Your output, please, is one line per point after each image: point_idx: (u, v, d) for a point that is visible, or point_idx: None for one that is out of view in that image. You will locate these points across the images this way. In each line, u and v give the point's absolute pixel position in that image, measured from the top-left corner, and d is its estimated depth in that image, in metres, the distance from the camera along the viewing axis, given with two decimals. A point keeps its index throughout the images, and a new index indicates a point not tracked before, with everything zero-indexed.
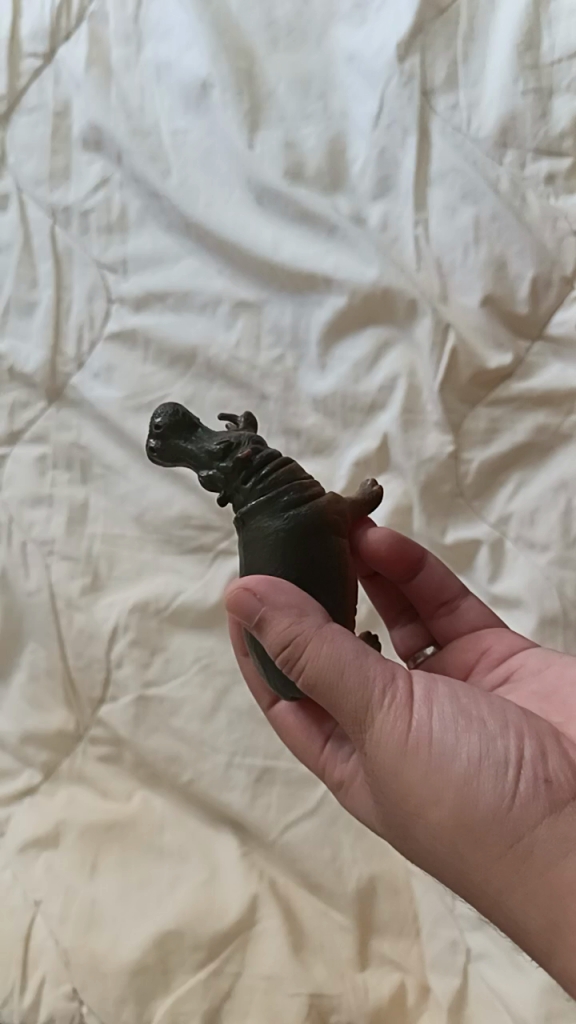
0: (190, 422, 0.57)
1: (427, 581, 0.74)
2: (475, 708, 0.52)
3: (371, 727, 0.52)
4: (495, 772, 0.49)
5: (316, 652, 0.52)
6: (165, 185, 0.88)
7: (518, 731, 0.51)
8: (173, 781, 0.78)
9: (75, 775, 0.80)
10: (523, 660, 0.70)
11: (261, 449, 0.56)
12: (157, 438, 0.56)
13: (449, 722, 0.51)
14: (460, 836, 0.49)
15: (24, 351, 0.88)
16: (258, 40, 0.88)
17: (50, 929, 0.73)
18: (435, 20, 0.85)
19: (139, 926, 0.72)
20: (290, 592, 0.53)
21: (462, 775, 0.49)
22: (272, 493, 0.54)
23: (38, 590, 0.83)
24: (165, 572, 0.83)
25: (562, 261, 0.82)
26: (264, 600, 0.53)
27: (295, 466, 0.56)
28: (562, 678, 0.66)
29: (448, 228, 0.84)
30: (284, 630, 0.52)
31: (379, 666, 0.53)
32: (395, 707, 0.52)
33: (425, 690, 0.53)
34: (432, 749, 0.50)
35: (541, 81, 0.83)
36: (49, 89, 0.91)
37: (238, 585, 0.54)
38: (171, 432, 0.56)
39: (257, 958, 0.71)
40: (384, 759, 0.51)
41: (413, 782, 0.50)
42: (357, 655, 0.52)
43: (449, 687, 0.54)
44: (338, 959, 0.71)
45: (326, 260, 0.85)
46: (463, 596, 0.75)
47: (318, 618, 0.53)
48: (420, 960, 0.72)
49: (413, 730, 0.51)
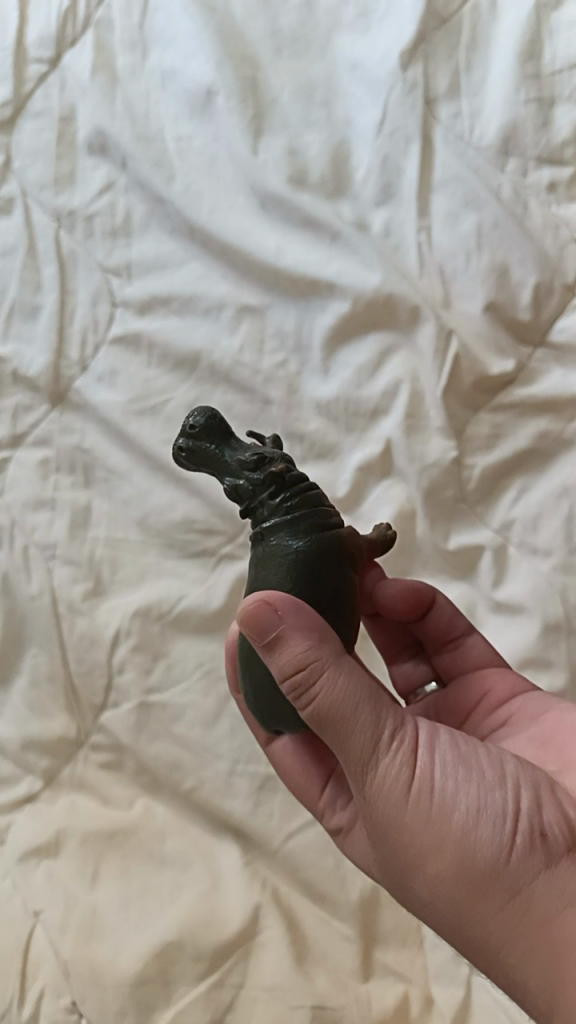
0: (225, 429, 0.55)
1: (433, 619, 0.73)
2: (474, 756, 0.51)
3: (372, 772, 0.50)
4: (494, 823, 0.47)
5: (333, 681, 0.50)
6: (169, 191, 0.88)
7: (515, 782, 0.50)
8: (176, 787, 0.77)
9: (77, 782, 0.78)
10: (521, 703, 0.68)
11: (292, 467, 0.53)
12: (190, 439, 0.54)
13: (451, 769, 0.50)
14: (459, 889, 0.47)
15: (26, 355, 0.87)
16: (262, 48, 0.89)
17: (49, 939, 0.71)
18: (438, 30, 0.86)
19: (140, 935, 0.71)
20: (310, 614, 0.50)
21: (461, 825, 0.48)
22: (298, 513, 0.52)
23: (40, 594, 0.82)
24: (168, 577, 0.83)
25: (563, 269, 0.83)
26: (284, 618, 0.50)
27: (323, 493, 0.54)
28: (558, 727, 0.64)
29: (450, 235, 0.84)
30: (302, 653, 0.49)
31: (386, 708, 0.51)
32: (398, 751, 0.50)
33: (427, 736, 0.52)
34: (433, 797, 0.49)
35: (542, 91, 0.85)
36: (55, 94, 0.92)
37: (258, 597, 0.50)
38: (204, 434, 0.54)
39: (259, 968, 0.70)
40: (384, 806, 0.50)
41: (414, 831, 0.49)
42: (367, 692, 0.50)
43: (450, 733, 0.52)
44: (341, 968, 0.70)
45: (329, 266, 0.85)
46: (469, 632, 0.73)
47: (335, 648, 0.50)
48: (424, 971, 0.71)
49: (415, 776, 0.49)
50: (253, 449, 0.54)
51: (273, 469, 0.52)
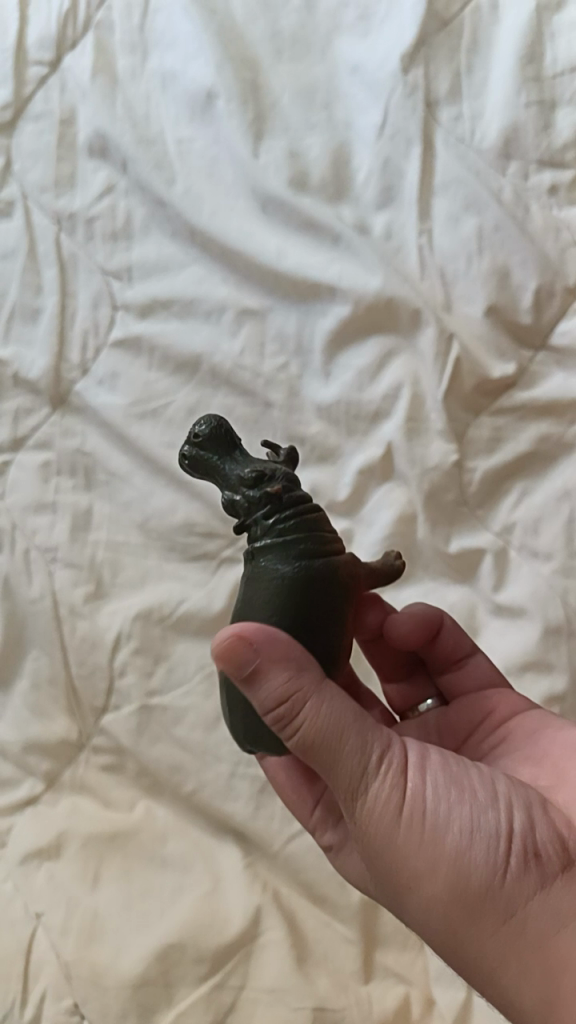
0: (232, 441, 0.54)
1: (440, 643, 0.73)
2: (466, 777, 0.51)
3: (364, 796, 0.50)
4: (487, 844, 0.48)
5: (314, 713, 0.49)
6: (170, 193, 0.88)
7: (508, 802, 0.51)
8: (176, 790, 0.77)
9: (78, 784, 0.78)
10: (518, 723, 0.67)
11: (291, 489, 0.52)
12: (196, 446, 0.53)
13: (442, 791, 0.50)
14: (453, 911, 0.48)
15: (28, 357, 0.87)
16: (263, 50, 0.89)
17: (51, 941, 0.71)
18: (438, 33, 0.86)
19: (141, 937, 0.71)
20: (288, 644, 0.49)
21: (455, 848, 0.48)
22: (290, 538, 0.51)
23: (42, 597, 0.82)
24: (169, 579, 0.83)
25: (564, 272, 0.83)
26: (260, 651, 0.49)
27: (320, 516, 0.53)
28: (552, 745, 0.63)
29: (451, 237, 0.84)
30: (281, 686, 0.49)
31: (374, 732, 0.51)
32: (389, 774, 0.50)
33: (417, 757, 0.52)
34: (426, 818, 0.49)
35: (543, 93, 0.85)
36: (55, 96, 0.91)
37: (231, 632, 0.49)
38: (208, 445, 0.53)
39: (260, 969, 0.70)
40: (375, 830, 0.50)
41: (407, 854, 0.49)
42: (354, 718, 0.50)
43: (440, 754, 0.53)
44: (341, 970, 0.70)
45: (330, 268, 0.85)
46: (474, 653, 0.73)
47: (316, 677, 0.49)
48: (425, 974, 0.71)
49: (406, 800, 0.50)
50: (254, 466, 0.53)
51: (269, 490, 0.52)
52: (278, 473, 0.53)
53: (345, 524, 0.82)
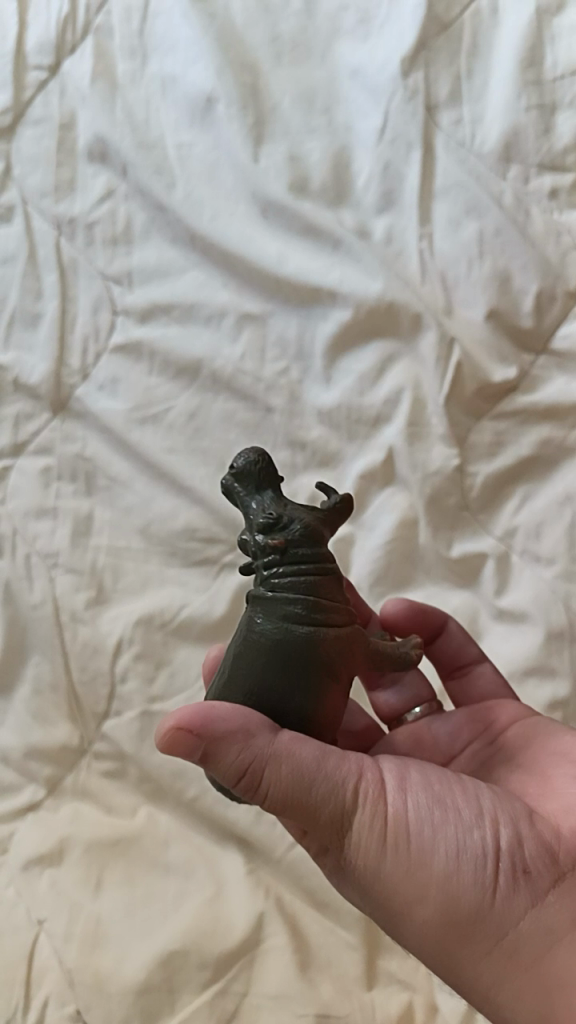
0: (270, 481, 0.53)
1: (444, 644, 0.75)
2: (448, 796, 0.52)
3: (348, 829, 0.51)
4: (475, 865, 0.50)
5: (273, 776, 0.49)
6: (170, 198, 0.88)
7: (492, 818, 0.52)
8: (179, 796, 0.77)
9: (80, 791, 0.78)
10: (514, 731, 0.67)
11: (296, 551, 0.51)
12: (233, 478, 0.53)
13: (425, 812, 0.51)
14: (446, 934, 0.49)
15: (28, 362, 0.87)
16: (263, 54, 0.89)
17: (54, 947, 0.71)
18: (438, 36, 0.86)
19: (145, 943, 0.70)
20: (231, 715, 0.49)
21: (443, 871, 0.49)
22: (279, 597, 0.50)
23: (43, 602, 0.82)
24: (170, 584, 0.83)
25: (565, 276, 0.83)
26: (203, 735, 0.49)
27: (320, 585, 0.51)
28: (542, 752, 0.63)
29: (452, 241, 0.84)
30: (236, 759, 0.49)
31: (348, 765, 0.52)
32: (370, 802, 0.51)
33: (397, 778, 0.53)
34: (411, 845, 0.50)
35: (543, 97, 0.84)
36: (54, 101, 0.91)
37: (172, 723, 0.50)
38: (242, 479, 0.53)
39: (264, 975, 0.69)
40: (362, 860, 0.51)
41: (395, 881, 0.50)
42: (317, 760, 0.50)
43: (420, 772, 0.54)
44: (344, 976, 0.70)
45: (331, 273, 0.85)
46: (479, 662, 0.74)
47: (267, 737, 0.49)
48: (428, 979, 0.70)
49: (390, 827, 0.51)
50: (272, 515, 0.51)
51: (269, 544, 0.50)
52: (292, 528, 0.51)
53: (346, 529, 0.82)
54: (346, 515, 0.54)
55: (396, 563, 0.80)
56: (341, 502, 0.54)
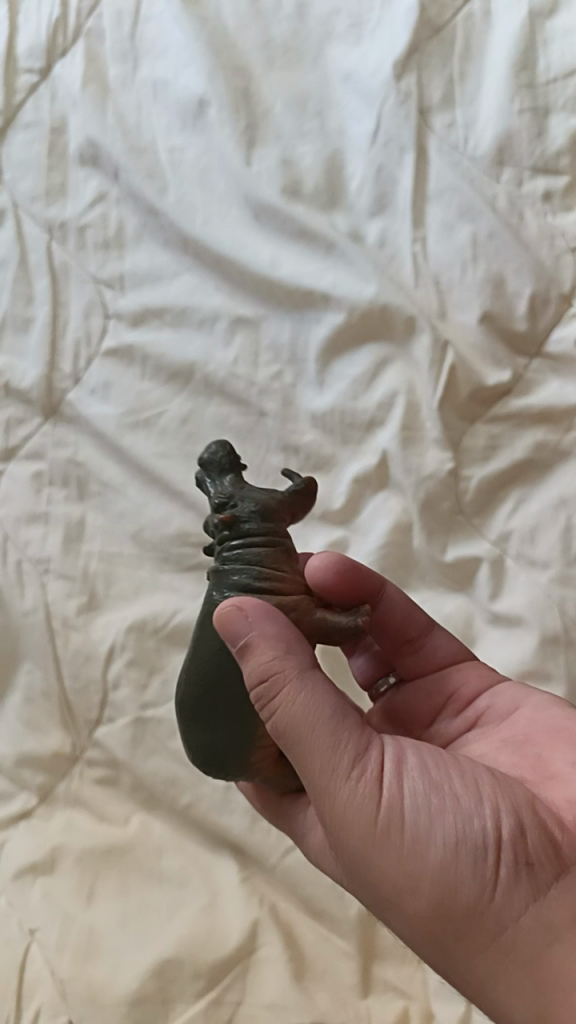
0: (233, 470, 0.57)
1: (387, 615, 0.69)
2: (447, 782, 0.50)
3: (339, 803, 0.50)
4: (473, 857, 0.47)
5: (292, 698, 0.51)
6: (162, 201, 0.88)
7: (493, 805, 0.50)
8: (172, 805, 0.76)
9: (72, 798, 0.77)
10: (492, 697, 0.67)
11: (244, 526, 0.54)
12: (202, 470, 0.58)
13: (421, 799, 0.49)
14: (440, 928, 0.47)
15: (20, 368, 0.87)
16: (255, 59, 0.88)
17: (45, 959, 0.70)
18: (431, 39, 0.86)
19: (138, 953, 0.69)
20: (279, 626, 0.51)
21: (439, 862, 0.47)
22: (228, 570, 0.54)
23: (34, 609, 0.81)
24: (163, 591, 0.82)
25: (560, 278, 0.82)
26: (255, 623, 0.51)
27: (265, 558, 0.54)
28: (534, 730, 0.62)
29: (446, 246, 0.84)
30: (269, 666, 0.51)
31: (354, 736, 0.52)
32: (365, 780, 0.50)
33: (393, 762, 0.51)
34: (405, 832, 0.48)
35: (537, 99, 0.84)
36: (45, 105, 0.92)
37: (230, 603, 0.52)
38: (210, 470, 0.57)
39: (259, 986, 0.68)
40: (353, 840, 0.49)
41: (388, 870, 0.48)
42: (332, 711, 0.52)
43: (418, 757, 0.52)
44: (340, 986, 0.69)
45: (324, 277, 0.84)
46: (429, 629, 0.70)
47: (305, 661, 0.52)
48: (424, 986, 0.69)
49: (383, 811, 0.49)
50: (223, 498, 0.55)
51: (217, 520, 0.54)
52: (242, 505, 0.54)
53: (341, 533, 0.82)
54: (307, 499, 0.57)
55: (391, 569, 0.80)
56: (301, 485, 0.56)
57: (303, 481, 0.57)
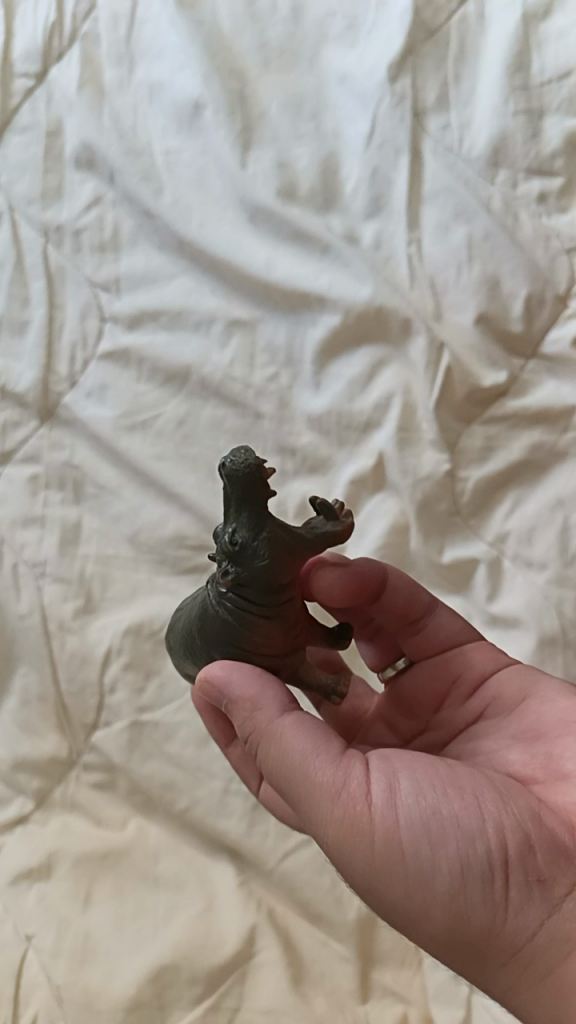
0: (257, 503, 0.50)
1: (390, 600, 0.69)
2: (445, 802, 0.49)
3: (336, 839, 0.50)
4: (482, 881, 0.47)
5: (267, 749, 0.53)
6: (158, 204, 0.88)
7: (497, 822, 0.49)
8: (168, 808, 0.76)
9: (68, 803, 0.76)
10: (499, 685, 0.66)
11: (246, 590, 0.52)
12: (226, 479, 0.50)
13: (419, 827, 0.48)
14: (456, 949, 0.48)
15: (16, 370, 0.87)
16: (250, 61, 0.88)
17: (41, 964, 0.69)
18: (426, 42, 0.86)
19: (134, 959, 0.69)
20: (246, 681, 0.54)
21: (447, 890, 0.47)
22: (221, 614, 0.54)
23: (30, 612, 0.81)
24: (160, 593, 0.82)
25: (555, 280, 0.82)
26: (222, 690, 0.55)
27: (257, 620, 0.53)
28: (539, 720, 0.61)
29: (441, 246, 0.84)
30: (242, 721, 0.55)
31: (332, 766, 0.51)
32: (357, 817, 0.49)
33: (386, 787, 0.50)
34: (407, 866, 0.48)
35: (531, 101, 0.84)
36: (41, 109, 0.92)
37: (202, 672, 0.56)
38: (234, 490, 0.50)
39: (257, 991, 0.67)
40: (356, 873, 0.49)
41: (395, 900, 0.48)
42: (304, 753, 0.52)
43: (410, 775, 0.50)
44: (339, 990, 0.68)
45: (320, 279, 0.84)
46: (431, 609, 0.70)
47: (271, 712, 0.54)
48: (423, 992, 0.69)
49: (381, 846, 0.48)
50: (235, 546, 0.51)
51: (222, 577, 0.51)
52: (251, 567, 0.51)
53: None
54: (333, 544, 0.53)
55: None
56: (329, 539, 0.52)
57: (335, 532, 0.53)
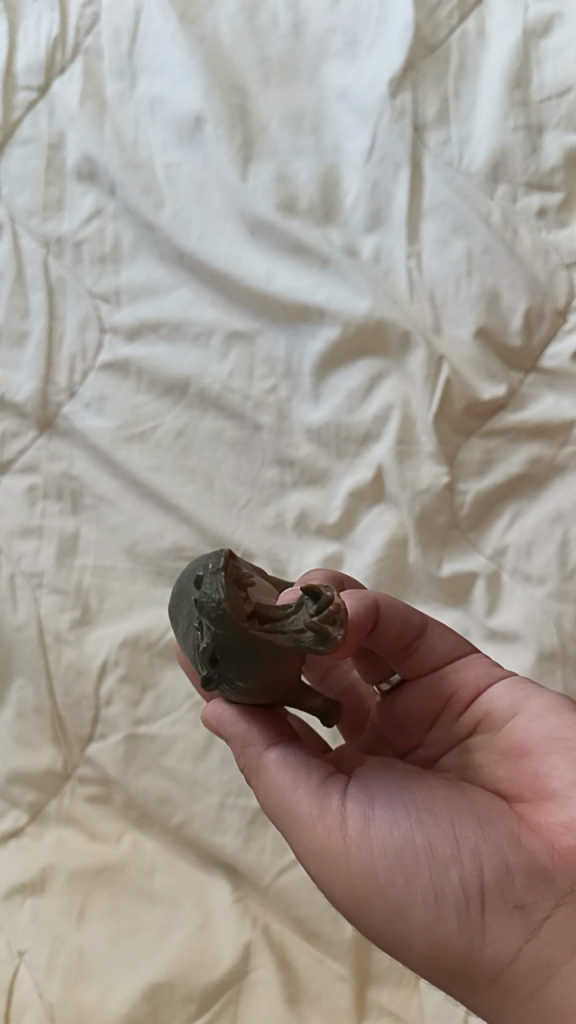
0: (234, 629, 0.49)
1: (383, 631, 0.65)
2: (420, 831, 0.50)
3: (319, 870, 0.53)
4: (456, 908, 0.49)
5: (259, 782, 0.57)
6: (158, 217, 0.89)
7: (473, 849, 0.50)
8: (164, 823, 0.74)
9: (63, 817, 0.75)
10: (491, 699, 0.62)
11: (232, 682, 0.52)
12: (203, 611, 0.49)
13: (392, 858, 0.50)
14: (439, 974, 0.50)
15: (15, 381, 0.87)
16: (250, 75, 0.90)
17: (34, 981, 0.68)
18: (425, 58, 0.87)
19: (129, 975, 0.68)
20: (237, 725, 0.58)
21: (423, 919, 0.49)
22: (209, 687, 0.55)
23: (27, 624, 0.80)
24: (156, 606, 0.81)
25: (554, 294, 0.82)
26: (222, 728, 0.59)
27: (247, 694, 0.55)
28: (529, 734, 0.58)
29: (440, 260, 0.84)
30: (238, 757, 0.59)
31: (312, 798, 0.54)
32: (334, 849, 0.52)
33: (361, 818, 0.52)
34: (384, 896, 0.50)
35: (530, 118, 0.85)
36: (43, 122, 0.93)
37: (206, 708, 0.61)
38: (210, 619, 0.49)
39: (252, 1010, 0.67)
40: (339, 901, 0.52)
41: (377, 928, 0.51)
42: (287, 787, 0.55)
43: (388, 804, 0.52)
44: (335, 1009, 0.67)
45: (319, 293, 0.85)
46: (422, 632, 0.66)
47: (260, 747, 0.57)
48: (420, 1013, 0.67)
49: (357, 876, 0.51)
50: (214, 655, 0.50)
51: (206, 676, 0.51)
52: (233, 671, 0.51)
53: (336, 546, 0.81)
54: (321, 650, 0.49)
55: (387, 584, 0.79)
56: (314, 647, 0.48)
57: (322, 641, 0.48)
